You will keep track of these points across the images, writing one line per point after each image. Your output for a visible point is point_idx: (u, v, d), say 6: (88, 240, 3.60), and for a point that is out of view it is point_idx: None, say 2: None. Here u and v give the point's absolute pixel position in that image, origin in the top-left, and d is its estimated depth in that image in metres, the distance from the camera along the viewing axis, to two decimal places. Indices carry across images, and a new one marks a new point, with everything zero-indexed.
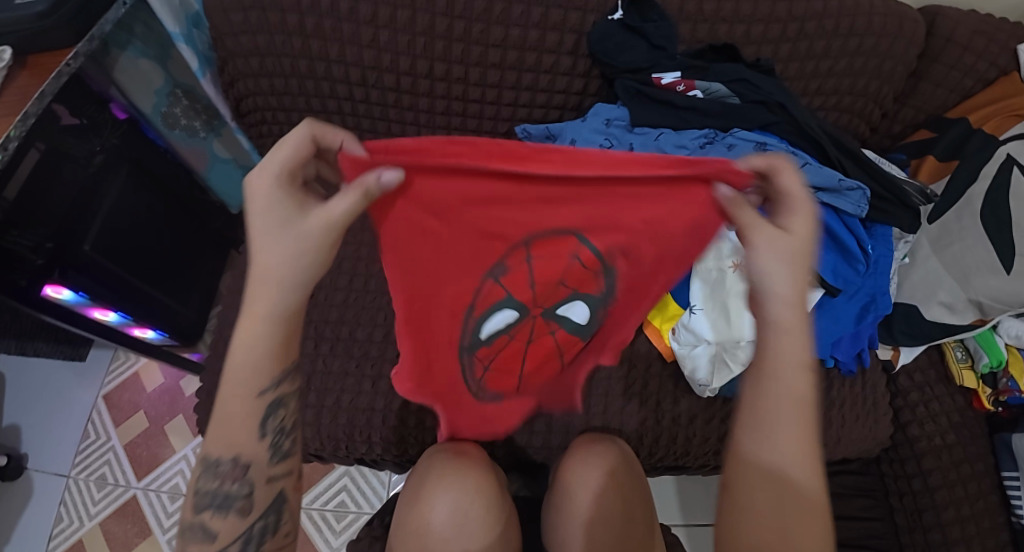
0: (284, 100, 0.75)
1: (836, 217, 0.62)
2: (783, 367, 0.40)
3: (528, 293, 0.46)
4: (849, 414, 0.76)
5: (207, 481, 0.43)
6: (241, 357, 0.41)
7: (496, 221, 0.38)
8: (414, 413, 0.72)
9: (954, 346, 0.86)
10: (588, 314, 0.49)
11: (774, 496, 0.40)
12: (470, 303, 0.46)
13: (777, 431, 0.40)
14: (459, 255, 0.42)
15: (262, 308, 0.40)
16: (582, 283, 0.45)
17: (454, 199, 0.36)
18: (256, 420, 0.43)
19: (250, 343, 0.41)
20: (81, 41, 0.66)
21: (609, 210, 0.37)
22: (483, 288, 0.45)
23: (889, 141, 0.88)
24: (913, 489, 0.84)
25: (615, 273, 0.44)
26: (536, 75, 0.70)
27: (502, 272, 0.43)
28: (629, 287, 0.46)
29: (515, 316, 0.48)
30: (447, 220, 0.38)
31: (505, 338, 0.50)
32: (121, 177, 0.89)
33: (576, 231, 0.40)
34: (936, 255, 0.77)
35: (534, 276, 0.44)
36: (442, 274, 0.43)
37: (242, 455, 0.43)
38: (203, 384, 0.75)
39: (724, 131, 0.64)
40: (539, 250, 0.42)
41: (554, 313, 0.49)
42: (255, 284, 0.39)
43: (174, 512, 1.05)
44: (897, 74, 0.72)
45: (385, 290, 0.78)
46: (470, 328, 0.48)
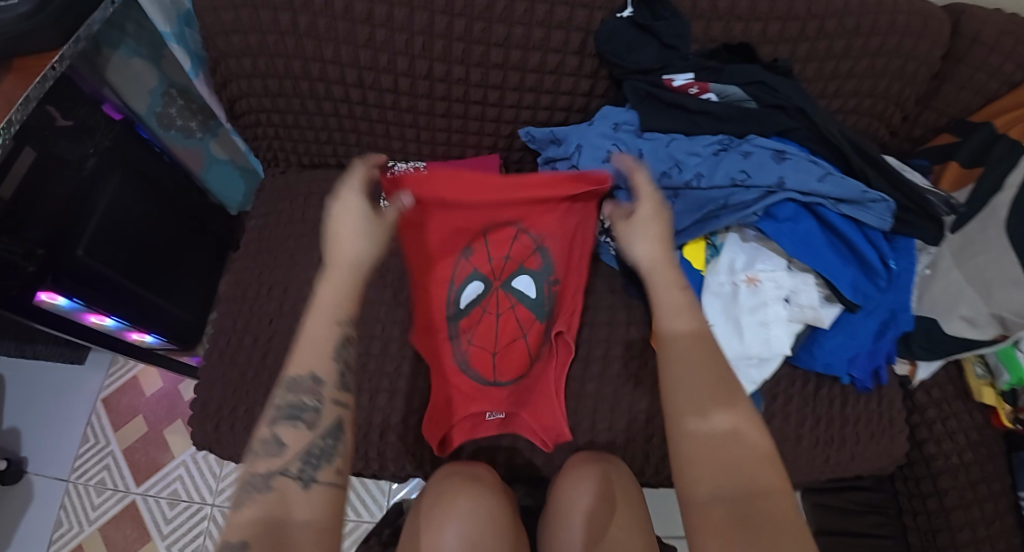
0: (279, 101, 0.72)
1: (857, 230, 0.58)
2: (682, 320, 0.46)
3: (489, 265, 0.70)
4: (863, 432, 0.72)
5: (287, 396, 0.43)
6: (325, 298, 0.45)
7: (470, 222, 0.69)
8: (412, 429, 0.69)
9: (974, 362, 0.82)
10: (535, 289, 0.68)
11: (722, 432, 0.40)
12: (452, 275, 0.70)
13: (702, 376, 0.42)
14: (447, 243, 0.70)
15: (347, 266, 0.46)
16: (524, 258, 0.69)
17: (444, 210, 0.68)
18: (332, 349, 0.44)
19: (333, 291, 0.45)
20: (67, 43, 0.63)
21: (527, 208, 0.68)
22: (459, 265, 0.70)
23: (909, 144, 0.84)
24: (928, 509, 0.81)
25: (545, 248, 0.68)
26: (540, 76, 0.66)
27: (473, 256, 0.70)
28: (559, 263, 0.69)
29: (483, 288, 0.70)
30: (437, 217, 0.68)
31: (478, 309, 0.69)
32: (116, 179, 0.86)
33: (514, 223, 0.69)
34: (958, 267, 0.73)
35: (491, 254, 0.70)
36: (441, 263, 0.70)
37: (318, 373, 0.44)
38: (198, 396, 0.73)
39: (739, 138, 0.61)
40: (494, 238, 0.70)
41: (510, 286, 0.69)
42: (338, 252, 0.47)
43: (173, 518, 1.03)
44: (920, 75, 0.67)
45: (383, 299, 0.75)
46: (453, 296, 0.70)
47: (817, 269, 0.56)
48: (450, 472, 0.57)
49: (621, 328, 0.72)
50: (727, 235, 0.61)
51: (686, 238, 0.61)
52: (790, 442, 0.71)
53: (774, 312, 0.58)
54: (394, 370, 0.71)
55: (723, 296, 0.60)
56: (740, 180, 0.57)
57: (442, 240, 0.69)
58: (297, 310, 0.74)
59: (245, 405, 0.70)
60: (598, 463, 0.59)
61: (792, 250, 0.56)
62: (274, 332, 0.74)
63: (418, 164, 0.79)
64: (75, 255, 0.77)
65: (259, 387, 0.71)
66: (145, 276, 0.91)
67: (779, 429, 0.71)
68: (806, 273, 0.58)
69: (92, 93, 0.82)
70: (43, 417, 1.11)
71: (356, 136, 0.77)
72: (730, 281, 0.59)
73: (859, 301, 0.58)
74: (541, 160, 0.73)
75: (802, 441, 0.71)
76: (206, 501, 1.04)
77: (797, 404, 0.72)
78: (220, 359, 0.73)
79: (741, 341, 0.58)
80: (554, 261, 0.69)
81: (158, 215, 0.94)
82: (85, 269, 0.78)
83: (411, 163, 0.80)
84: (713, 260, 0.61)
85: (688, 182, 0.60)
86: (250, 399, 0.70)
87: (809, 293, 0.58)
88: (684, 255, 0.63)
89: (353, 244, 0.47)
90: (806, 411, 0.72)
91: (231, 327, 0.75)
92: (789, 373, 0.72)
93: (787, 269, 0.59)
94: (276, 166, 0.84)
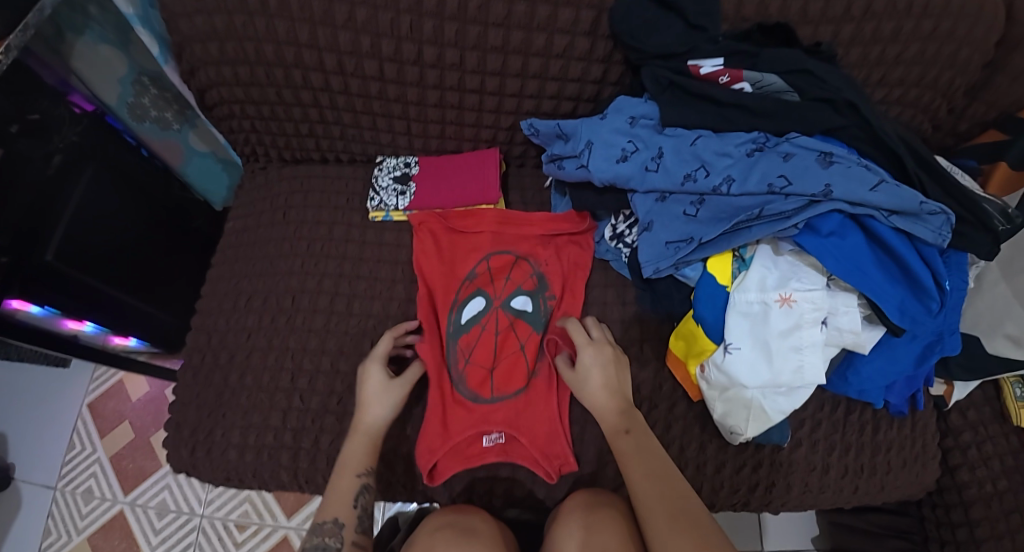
0: (252, 91, 0.64)
1: (908, 246, 0.50)
2: (629, 431, 0.52)
3: (490, 285, 0.68)
4: (896, 460, 0.64)
5: (312, 539, 0.48)
6: (348, 459, 0.54)
7: (473, 246, 0.70)
8: (402, 458, 0.62)
9: (1013, 382, 0.68)
10: (534, 307, 0.67)
11: (671, 494, 0.44)
12: (454, 294, 0.67)
13: (653, 460, 0.48)
14: (447, 265, 0.69)
15: (369, 433, 0.55)
16: (524, 280, 0.68)
17: (447, 235, 0.70)
18: (353, 498, 0.51)
19: (355, 456, 0.54)
20: (13, 33, 0.53)
21: (525, 240, 0.70)
22: (461, 284, 0.68)
23: (951, 140, 0.71)
24: (958, 540, 0.70)
25: (544, 273, 0.68)
26: (545, 61, 0.58)
27: (474, 275, 0.68)
28: (559, 287, 0.67)
29: (483, 306, 0.67)
30: (439, 240, 0.70)
31: (479, 327, 0.66)
32: (87, 175, 0.74)
33: (514, 251, 0.69)
34: (1006, 281, 0.63)
35: (490, 273, 0.68)
36: (441, 282, 0.68)
37: (339, 518, 0.50)
38: (172, 418, 0.66)
39: (778, 136, 0.53)
40: (493, 259, 0.69)
41: (510, 307, 0.67)
42: (363, 421, 0.56)
43: (162, 529, 0.97)
44: (975, 63, 0.58)
45: (370, 313, 0.67)
46: (453, 315, 0.66)
47: (862, 291, 0.48)
48: (434, 524, 0.50)
49: (632, 345, 0.65)
50: (758, 247, 0.53)
51: (712, 251, 0.53)
52: (816, 473, 0.63)
53: (810, 336, 0.50)
54: None
55: (751, 316, 0.52)
56: (779, 187, 0.49)
57: (443, 261, 0.69)
58: (277, 323, 0.67)
59: (221, 430, 0.63)
60: (599, 510, 0.52)
61: (837, 270, 0.48)
62: (251, 349, 0.67)
63: (409, 160, 0.73)
64: (43, 261, 0.67)
65: (236, 409, 0.64)
66: (129, 277, 0.82)
67: (805, 459, 0.63)
68: (848, 294, 0.51)
69: (57, 84, 0.71)
70: (29, 422, 1.04)
71: (340, 129, 0.69)
72: (761, 299, 0.51)
73: (906, 326, 0.50)
74: (546, 157, 0.65)
75: (830, 472, 0.63)
76: (195, 512, 0.98)
77: (826, 430, 0.64)
78: (195, 379, 0.67)
79: (771, 368, 0.50)
80: (553, 284, 0.68)
81: (143, 216, 0.84)
82: (60, 274, 0.70)
83: (402, 158, 0.73)
84: (741, 274, 0.54)
85: (715, 187, 0.52)
86: (226, 423, 0.64)
87: (851, 316, 0.51)
88: (709, 269, 0.55)
89: (373, 416, 0.56)
90: (835, 438, 0.64)
91: (206, 343, 0.68)
92: (817, 396, 0.65)
93: (826, 287, 0.51)
94: (257, 161, 0.76)
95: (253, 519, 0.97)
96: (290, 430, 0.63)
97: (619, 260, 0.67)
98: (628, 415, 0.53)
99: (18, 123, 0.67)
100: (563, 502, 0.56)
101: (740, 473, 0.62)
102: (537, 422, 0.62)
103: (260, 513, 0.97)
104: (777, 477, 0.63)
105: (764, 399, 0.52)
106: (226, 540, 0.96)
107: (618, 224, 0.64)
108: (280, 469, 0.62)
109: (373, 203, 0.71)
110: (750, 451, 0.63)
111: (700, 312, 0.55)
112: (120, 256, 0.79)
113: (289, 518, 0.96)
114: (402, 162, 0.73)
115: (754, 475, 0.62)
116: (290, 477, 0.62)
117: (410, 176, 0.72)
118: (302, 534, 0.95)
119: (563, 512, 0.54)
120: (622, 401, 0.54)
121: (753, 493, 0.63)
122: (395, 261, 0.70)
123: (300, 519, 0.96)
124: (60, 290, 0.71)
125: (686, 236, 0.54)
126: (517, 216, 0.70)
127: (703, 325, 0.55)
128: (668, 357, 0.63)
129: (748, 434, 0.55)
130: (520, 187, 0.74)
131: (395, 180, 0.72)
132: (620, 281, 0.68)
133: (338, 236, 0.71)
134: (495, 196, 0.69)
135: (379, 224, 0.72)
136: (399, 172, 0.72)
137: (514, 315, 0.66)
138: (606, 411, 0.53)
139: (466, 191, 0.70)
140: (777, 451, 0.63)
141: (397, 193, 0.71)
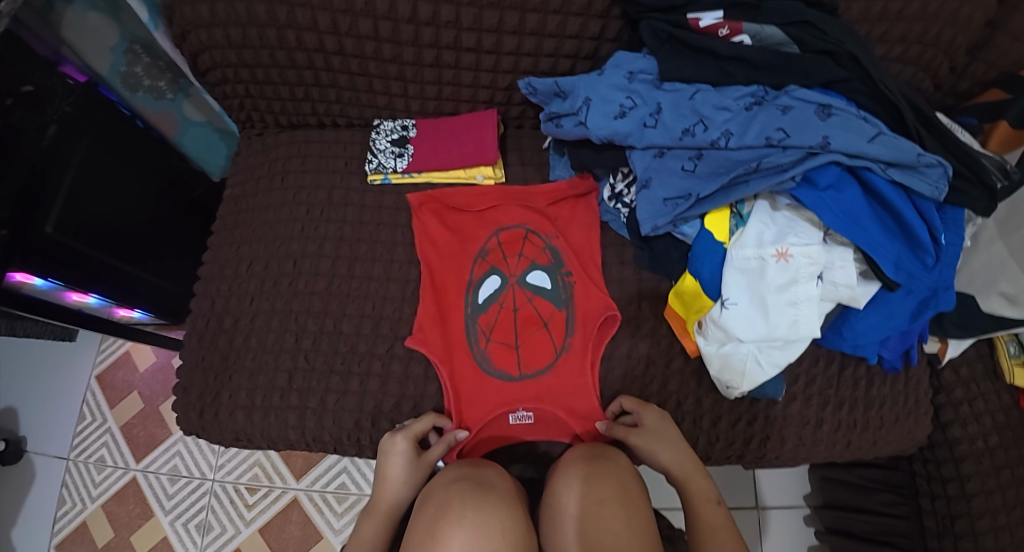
0: (245, 54, 0.63)
1: (905, 200, 0.51)
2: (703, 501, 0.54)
3: (503, 262, 0.68)
4: (888, 415, 0.65)
5: None
6: (364, 539, 0.56)
7: (482, 222, 0.70)
8: (407, 417, 0.64)
9: (1007, 339, 0.67)
10: (551, 281, 0.67)
11: None
12: (467, 275, 0.68)
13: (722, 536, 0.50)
14: (460, 241, 0.69)
15: (388, 514, 0.57)
16: (536, 255, 0.68)
17: (451, 214, 0.71)
18: None
19: (371, 537, 0.56)
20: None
21: (533, 211, 0.70)
22: (475, 263, 0.68)
23: (951, 101, 0.69)
24: (947, 494, 0.70)
25: (555, 245, 0.68)
26: (543, 17, 0.57)
27: (486, 252, 0.69)
28: (571, 255, 0.68)
29: (499, 283, 0.67)
30: (444, 220, 0.70)
31: (497, 305, 0.66)
32: (83, 149, 0.73)
33: (524, 224, 0.70)
34: (1002, 239, 0.62)
35: (503, 249, 0.69)
36: (454, 263, 0.68)
37: None
38: (180, 381, 0.68)
39: (777, 90, 0.53)
40: (505, 235, 0.69)
41: (526, 282, 0.67)
42: (379, 501, 0.58)
43: (174, 494, 1.00)
44: (978, 20, 0.57)
45: (371, 275, 0.68)
46: (469, 296, 0.67)
47: (859, 245, 0.49)
48: (450, 476, 0.52)
49: (630, 304, 0.66)
50: (756, 203, 0.54)
51: (710, 207, 0.53)
52: (810, 427, 0.64)
53: (806, 291, 0.50)
54: (385, 352, 0.65)
55: (749, 272, 0.52)
56: (777, 140, 0.49)
57: (453, 241, 0.69)
58: (279, 288, 0.68)
59: (228, 393, 0.65)
60: (600, 463, 0.54)
61: (834, 224, 0.48)
62: (255, 314, 0.67)
63: (406, 123, 0.72)
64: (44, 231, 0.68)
65: (242, 371, 0.65)
66: (131, 249, 0.81)
67: (799, 414, 0.65)
68: (845, 248, 0.51)
69: (49, 55, 0.72)
70: (41, 394, 1.06)
71: (335, 92, 0.69)
72: (758, 254, 0.52)
73: (902, 281, 0.50)
74: (543, 116, 0.65)
75: (823, 426, 0.64)
76: (207, 477, 1.00)
77: (820, 386, 0.65)
78: (200, 343, 0.68)
79: (768, 323, 0.51)
80: (565, 253, 0.68)
81: (142, 186, 0.83)
82: (64, 246, 0.70)
83: (399, 121, 0.72)
84: (738, 230, 0.54)
85: (713, 141, 0.52)
86: (233, 385, 0.65)
87: (847, 271, 0.51)
88: (706, 225, 0.55)
89: (393, 497, 0.57)
90: (829, 394, 0.65)
91: (209, 309, 0.69)
92: (811, 352, 0.66)
93: (823, 242, 0.51)
94: (253, 128, 0.76)
95: (263, 481, 0.99)
96: (295, 391, 0.64)
97: (618, 221, 0.67)
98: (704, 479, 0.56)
99: (13, 95, 0.67)
100: (559, 459, 0.58)
101: (735, 427, 0.64)
102: (565, 409, 0.63)
103: (270, 476, 0.99)
104: (771, 430, 0.64)
105: (759, 353, 0.53)
106: (237, 503, 0.98)
107: (616, 183, 0.64)
108: (286, 428, 0.63)
109: (371, 165, 0.71)
110: (744, 405, 0.64)
111: (697, 269, 0.56)
112: (122, 227, 0.79)
113: (299, 480, 0.99)
114: (399, 125, 0.72)
115: (749, 429, 0.64)
116: (298, 436, 0.63)
117: (407, 139, 0.71)
118: (311, 495, 0.98)
119: (563, 462, 0.56)
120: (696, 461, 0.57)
121: (748, 446, 0.64)
122: (394, 224, 0.70)
123: (309, 480, 0.99)
124: (65, 263, 0.70)
125: (685, 192, 0.54)
126: (528, 192, 0.70)
127: (702, 282, 0.56)
128: (666, 311, 0.64)
129: (743, 389, 0.56)
130: (518, 148, 0.74)
131: (392, 143, 0.71)
132: (619, 241, 0.69)
133: (337, 201, 0.71)
134: (492, 156, 0.69)
135: (377, 188, 0.72)
136: (396, 135, 0.72)
137: (531, 290, 0.67)
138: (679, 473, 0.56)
139: (463, 152, 0.69)
140: (771, 406, 0.64)
141: (395, 154, 0.71)
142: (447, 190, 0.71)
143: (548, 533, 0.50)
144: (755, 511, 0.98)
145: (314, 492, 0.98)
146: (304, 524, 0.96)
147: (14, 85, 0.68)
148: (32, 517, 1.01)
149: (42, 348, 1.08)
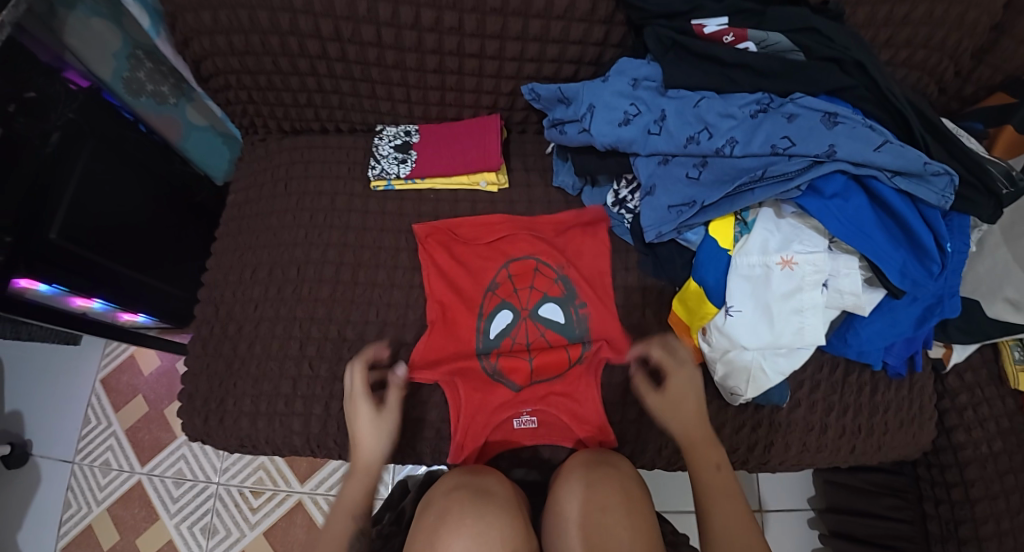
0: (247, 61, 0.63)
1: (910, 207, 0.51)
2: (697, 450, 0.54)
3: (514, 294, 0.68)
4: (892, 421, 0.65)
5: None
6: (348, 501, 0.54)
7: (492, 253, 0.69)
8: (411, 423, 0.64)
9: (1011, 344, 0.67)
10: (563, 313, 0.67)
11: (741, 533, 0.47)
12: (478, 308, 0.67)
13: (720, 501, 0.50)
14: (472, 272, 0.69)
15: (365, 472, 0.56)
16: (548, 287, 0.68)
17: (458, 246, 0.69)
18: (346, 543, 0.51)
19: (351, 496, 0.54)
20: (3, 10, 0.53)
21: (542, 242, 0.69)
22: (486, 296, 0.68)
23: (957, 105, 0.68)
24: (952, 499, 0.70)
25: (565, 275, 0.68)
26: (546, 22, 0.57)
27: (496, 285, 0.68)
28: (582, 285, 0.68)
29: (510, 316, 0.67)
30: (452, 248, 0.69)
31: (509, 339, 0.66)
32: (86, 157, 0.73)
33: (534, 255, 0.69)
34: (1007, 246, 0.61)
35: (513, 283, 0.68)
36: (463, 297, 0.68)
37: None
38: (185, 388, 0.68)
39: (782, 97, 0.53)
40: (515, 266, 0.69)
41: (538, 315, 0.67)
42: (359, 461, 0.56)
43: (179, 497, 1.00)
44: (982, 26, 0.56)
45: (375, 281, 0.68)
46: (480, 328, 0.66)
47: (864, 253, 0.49)
48: (449, 484, 0.52)
49: (634, 311, 0.66)
50: (760, 211, 0.54)
51: (714, 214, 0.53)
52: (814, 433, 0.64)
53: (811, 298, 0.50)
54: (390, 358, 0.65)
55: (753, 279, 0.52)
56: (783, 148, 0.49)
57: (462, 274, 0.68)
58: (283, 295, 0.68)
59: (232, 399, 0.65)
60: (601, 469, 0.54)
61: (839, 233, 0.48)
62: (259, 320, 0.67)
63: (409, 128, 0.72)
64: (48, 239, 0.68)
65: (246, 378, 0.65)
66: (134, 254, 0.81)
67: (803, 419, 0.64)
68: (850, 256, 0.51)
69: (52, 62, 0.69)
70: (47, 398, 1.06)
71: (338, 98, 0.69)
72: (762, 262, 0.51)
73: (907, 288, 0.50)
74: (547, 122, 0.65)
75: (827, 432, 0.64)
76: (212, 480, 1.01)
77: (824, 392, 0.65)
78: (205, 350, 0.68)
79: (772, 331, 0.51)
80: (576, 284, 0.68)
81: (144, 191, 0.83)
82: (67, 252, 0.70)
83: (402, 127, 0.72)
84: (743, 237, 0.54)
85: (718, 149, 0.52)
86: (237, 392, 0.65)
87: (852, 278, 0.51)
88: (711, 232, 0.56)
89: (369, 453, 0.57)
90: (834, 400, 0.65)
91: (214, 315, 0.69)
92: (816, 357, 0.66)
93: (828, 249, 0.51)
94: (256, 133, 0.76)
95: (268, 485, 0.99)
96: (299, 397, 0.64)
97: (622, 227, 0.67)
98: (714, 446, 0.54)
99: (16, 101, 0.65)
100: (562, 465, 0.58)
101: (739, 433, 0.64)
102: (572, 421, 0.63)
103: (274, 479, 1.00)
104: (776, 436, 0.64)
105: (764, 360, 0.53)
106: (242, 506, 0.99)
107: (621, 190, 0.65)
108: (291, 433, 0.63)
109: (374, 171, 0.71)
110: (748, 412, 0.64)
111: (702, 276, 0.56)
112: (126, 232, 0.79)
113: (303, 483, 0.99)
114: (402, 131, 0.72)
115: (753, 435, 0.64)
116: (302, 442, 0.64)
117: (410, 145, 0.71)
118: (316, 498, 0.98)
119: (561, 470, 0.56)
120: (708, 430, 0.56)
121: (752, 452, 0.64)
122: (398, 229, 0.70)
123: (313, 484, 0.99)
124: (70, 270, 0.71)
125: (689, 199, 0.54)
126: (535, 222, 0.70)
127: (706, 289, 0.56)
128: (670, 317, 0.64)
129: (748, 395, 0.56)
130: (521, 153, 0.74)
131: (395, 149, 0.71)
132: (623, 247, 0.69)
133: (341, 206, 0.71)
134: (495, 162, 0.69)
135: (380, 194, 0.72)
136: (399, 140, 0.71)
137: (543, 322, 0.66)
138: (687, 439, 0.55)
139: (467, 158, 0.69)
140: (775, 412, 0.64)
141: (398, 160, 0.71)
142: (453, 224, 0.70)
143: (550, 538, 0.50)
144: (760, 516, 0.98)
145: (318, 495, 0.98)
146: (309, 526, 0.97)
147: (17, 91, 0.65)
148: (37, 521, 1.02)
149: (45, 352, 1.08)
